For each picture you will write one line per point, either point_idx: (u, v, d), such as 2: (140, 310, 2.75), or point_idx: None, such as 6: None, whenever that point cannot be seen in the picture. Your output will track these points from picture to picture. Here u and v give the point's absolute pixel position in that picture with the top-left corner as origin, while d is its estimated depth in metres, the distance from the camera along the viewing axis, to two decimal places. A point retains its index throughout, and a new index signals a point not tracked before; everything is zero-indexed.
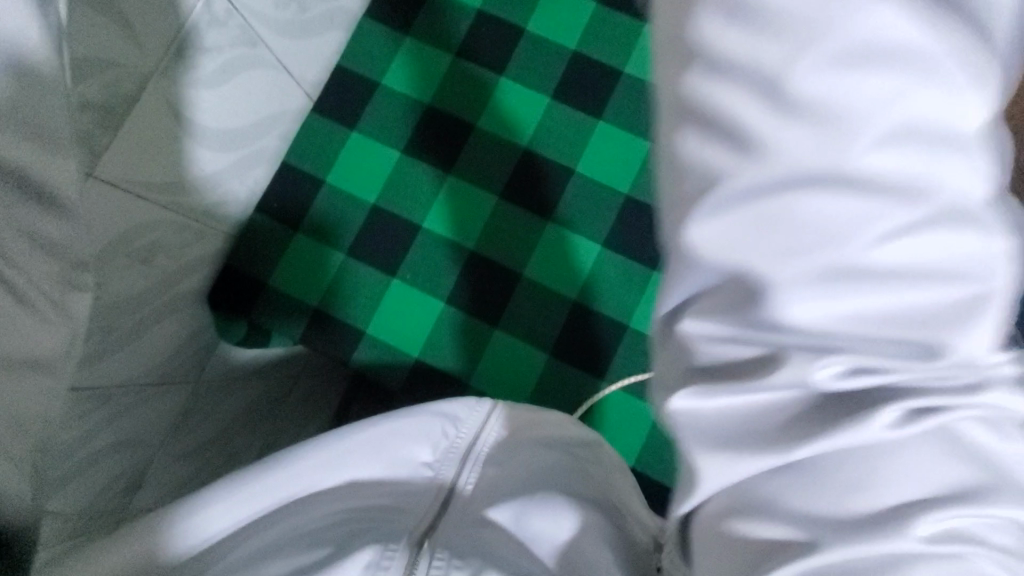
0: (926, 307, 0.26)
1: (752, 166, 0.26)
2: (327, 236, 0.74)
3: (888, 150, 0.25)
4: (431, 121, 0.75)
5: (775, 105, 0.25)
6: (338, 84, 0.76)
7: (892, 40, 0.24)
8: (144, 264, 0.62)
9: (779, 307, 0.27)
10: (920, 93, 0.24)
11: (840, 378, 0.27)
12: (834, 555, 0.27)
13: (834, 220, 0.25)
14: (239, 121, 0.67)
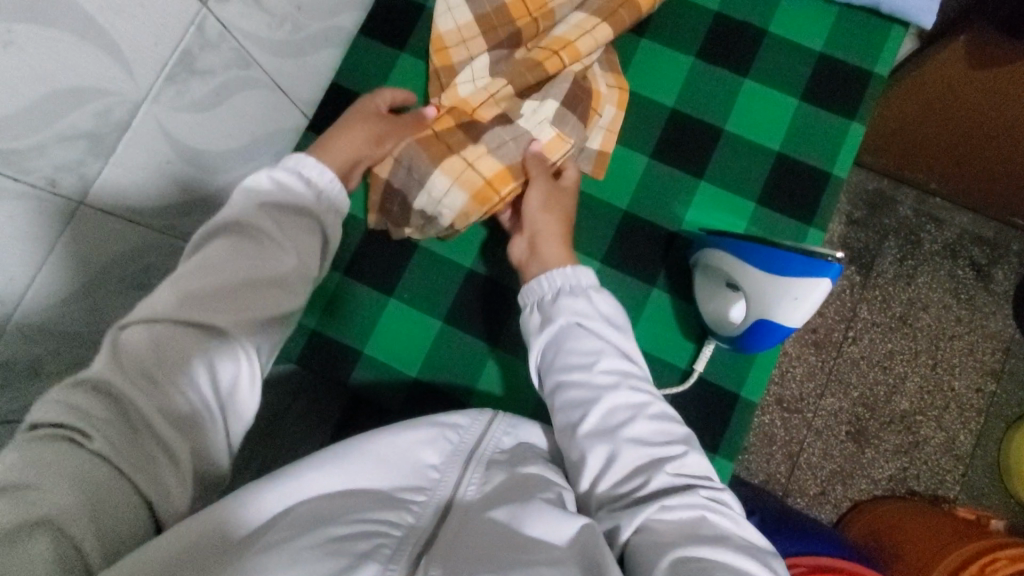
0: (671, 443, 0.56)
1: (604, 443, 0.57)
2: None
3: (646, 426, 0.57)
4: None
5: (600, 427, 0.57)
6: (333, 103, 0.76)
7: (625, 396, 0.58)
8: (138, 287, 0.61)
9: (619, 451, 0.56)
10: (646, 402, 0.59)
11: (665, 480, 0.54)
12: (706, 539, 0.50)
13: (610, 419, 0.57)
14: (235, 142, 0.66)
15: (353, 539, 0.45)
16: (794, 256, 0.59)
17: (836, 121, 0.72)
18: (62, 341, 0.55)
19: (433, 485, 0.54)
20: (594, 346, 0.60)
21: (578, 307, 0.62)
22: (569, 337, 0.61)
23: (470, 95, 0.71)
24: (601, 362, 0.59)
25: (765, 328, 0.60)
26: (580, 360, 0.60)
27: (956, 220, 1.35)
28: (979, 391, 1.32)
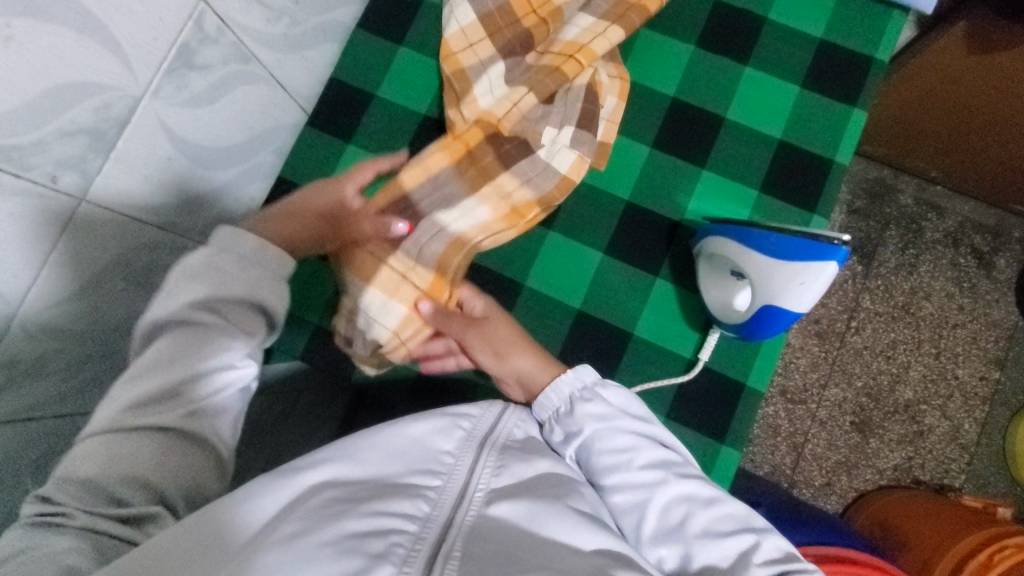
0: (735, 523, 0.56)
1: (670, 538, 0.56)
2: (324, 251, 0.74)
3: (703, 515, 0.56)
4: (427, 133, 0.75)
5: (654, 523, 0.57)
6: (331, 99, 0.76)
7: (672, 493, 0.57)
8: (139, 286, 0.61)
9: (691, 547, 0.55)
10: (692, 488, 0.57)
11: (743, 561, 0.53)
12: None
13: (669, 514, 0.56)
14: (233, 138, 0.66)
15: (367, 537, 0.44)
16: (801, 240, 0.58)
17: (839, 108, 0.72)
18: (66, 340, 0.55)
19: (447, 471, 0.53)
20: (628, 452, 0.59)
21: (595, 410, 0.61)
22: (599, 437, 0.60)
23: (494, 106, 0.70)
24: (638, 460, 0.59)
25: (772, 315, 0.59)
26: (616, 463, 0.59)
27: (958, 208, 1.35)
28: (983, 379, 1.32)
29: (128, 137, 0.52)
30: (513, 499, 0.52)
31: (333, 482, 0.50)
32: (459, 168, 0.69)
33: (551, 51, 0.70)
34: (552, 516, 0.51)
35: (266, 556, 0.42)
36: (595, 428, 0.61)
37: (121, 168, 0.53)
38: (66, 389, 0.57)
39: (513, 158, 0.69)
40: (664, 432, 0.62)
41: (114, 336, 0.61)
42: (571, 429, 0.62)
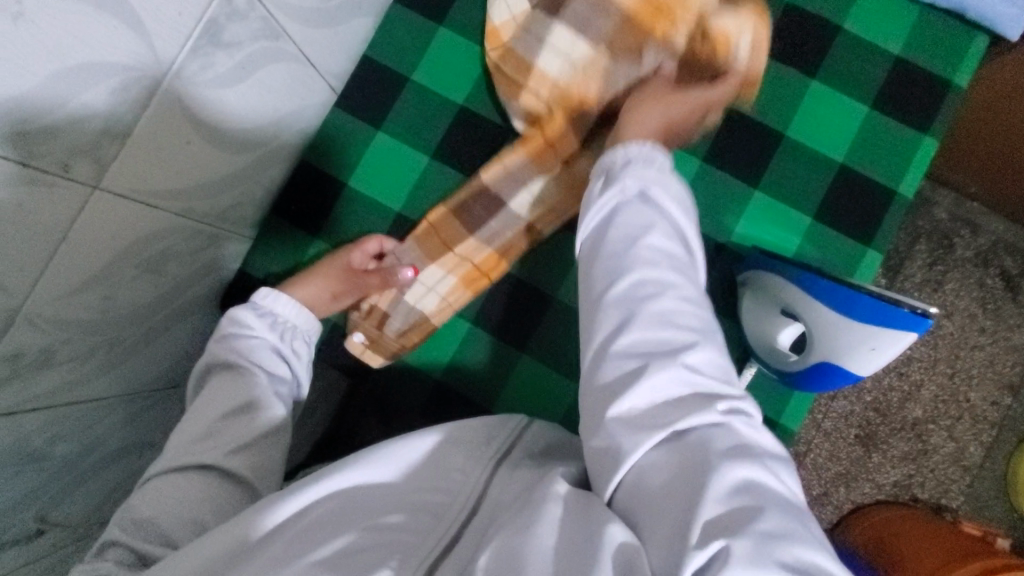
0: (697, 354, 0.50)
1: (625, 329, 0.52)
2: (346, 242, 0.70)
3: (671, 325, 0.51)
4: (463, 123, 0.70)
5: (624, 306, 0.53)
6: (363, 78, 0.70)
7: (656, 282, 0.53)
8: (153, 272, 0.58)
9: (634, 344, 0.51)
10: (681, 300, 0.52)
11: (682, 393, 0.49)
12: (728, 461, 0.45)
13: (638, 290, 0.52)
14: (258, 120, 0.61)
15: (359, 556, 0.44)
16: (875, 301, 0.55)
17: (909, 134, 0.66)
18: (74, 329, 0.52)
19: (454, 487, 0.51)
20: (642, 212, 0.55)
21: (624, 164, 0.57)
22: (620, 192, 0.57)
23: (572, 121, 0.67)
24: (649, 245, 0.54)
25: (829, 371, 0.57)
26: (630, 229, 0.54)
27: (992, 228, 1.30)
28: (994, 404, 1.30)
29: (146, 121, 0.48)
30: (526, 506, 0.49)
31: (335, 498, 0.49)
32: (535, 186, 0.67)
33: (630, 51, 0.65)
34: (546, 501, 0.47)
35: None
36: (615, 181, 0.57)
37: (135, 157, 0.49)
38: (75, 378, 0.55)
39: (590, 172, 0.66)
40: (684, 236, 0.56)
41: (125, 324, 0.58)
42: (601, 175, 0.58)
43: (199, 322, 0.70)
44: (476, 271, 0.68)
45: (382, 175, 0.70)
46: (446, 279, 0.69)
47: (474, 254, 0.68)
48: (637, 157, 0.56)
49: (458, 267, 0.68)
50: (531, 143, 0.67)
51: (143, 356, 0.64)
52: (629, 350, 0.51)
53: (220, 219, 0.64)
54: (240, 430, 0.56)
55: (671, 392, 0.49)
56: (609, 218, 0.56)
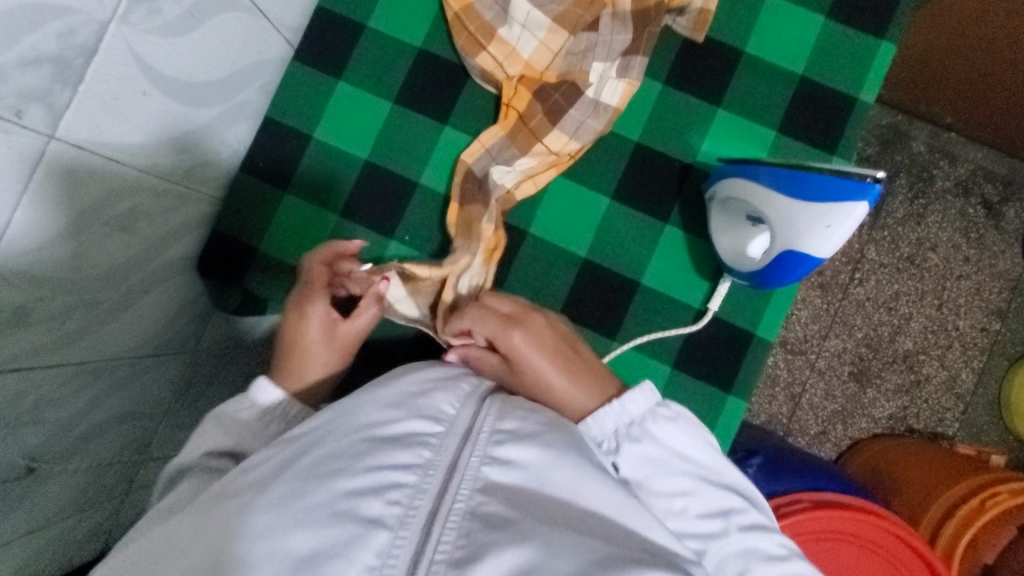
0: (739, 475, 0.58)
1: (709, 532, 0.55)
2: (316, 196, 0.71)
3: (744, 505, 0.56)
4: (422, 67, 0.70)
5: (702, 502, 0.55)
6: (319, 32, 0.71)
7: (725, 488, 0.56)
8: (124, 232, 0.58)
9: (726, 540, 0.54)
10: (738, 479, 0.58)
11: (749, 504, 0.56)
12: (796, 552, 0.56)
13: (723, 522, 0.55)
14: (215, 72, 0.61)
15: (362, 498, 0.45)
16: (836, 180, 0.53)
17: (864, 41, 0.67)
18: (48, 288, 0.52)
19: (450, 416, 0.51)
20: (692, 455, 0.57)
21: (667, 414, 0.58)
22: (664, 441, 0.57)
23: (535, 56, 0.67)
24: (694, 466, 0.57)
25: (792, 261, 0.56)
26: (675, 459, 0.56)
27: (972, 156, 1.25)
28: (983, 330, 1.25)
29: (98, 67, 0.48)
30: (524, 451, 0.50)
31: (330, 433, 0.49)
32: (511, 134, 0.67)
33: None
34: (553, 473, 0.49)
35: (259, 516, 0.44)
36: (659, 423, 0.57)
37: (89, 103, 0.48)
38: (55, 339, 0.55)
39: (562, 107, 0.66)
40: (715, 440, 0.60)
41: (101, 285, 0.58)
42: (627, 419, 0.57)
43: (177, 287, 0.71)
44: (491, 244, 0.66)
45: (347, 127, 0.70)
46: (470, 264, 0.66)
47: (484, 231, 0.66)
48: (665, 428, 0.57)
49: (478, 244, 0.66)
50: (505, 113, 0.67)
51: (125, 321, 0.64)
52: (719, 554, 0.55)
53: (187, 177, 0.64)
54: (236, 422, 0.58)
55: (748, 508, 0.56)
56: (653, 450, 0.57)
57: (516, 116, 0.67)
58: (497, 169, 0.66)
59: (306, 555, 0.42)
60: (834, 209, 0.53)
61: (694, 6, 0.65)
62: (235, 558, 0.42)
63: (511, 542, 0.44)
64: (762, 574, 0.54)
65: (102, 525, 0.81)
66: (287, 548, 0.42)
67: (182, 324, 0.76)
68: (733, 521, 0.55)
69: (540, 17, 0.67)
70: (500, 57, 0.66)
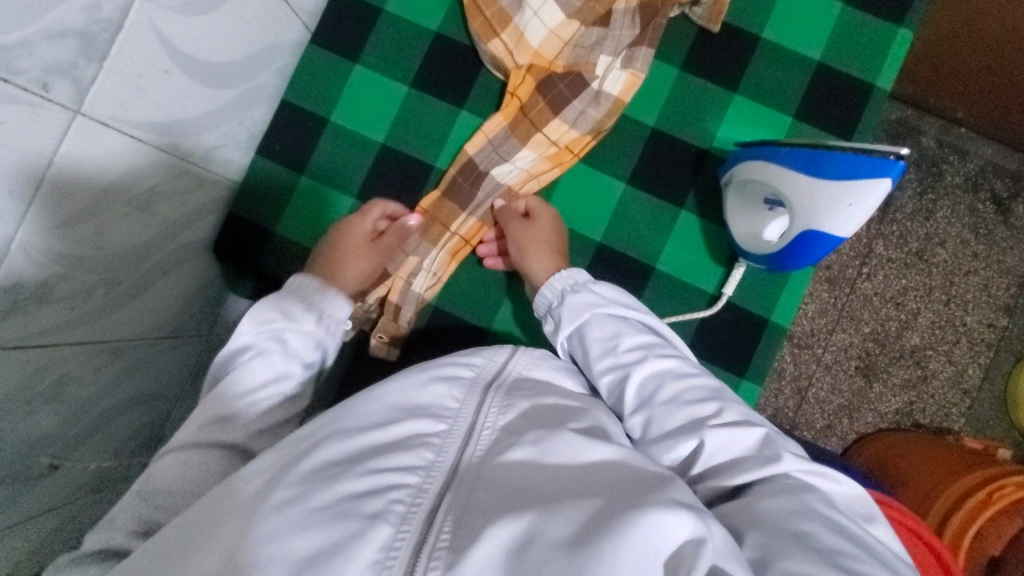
0: (683, 354, 0.58)
1: (646, 406, 0.56)
2: (332, 180, 0.71)
3: (683, 380, 0.56)
4: (439, 52, 0.70)
5: (638, 378, 0.57)
6: (336, 16, 0.71)
7: (663, 362, 0.57)
8: (144, 211, 0.58)
9: (661, 413, 0.55)
10: (681, 357, 0.58)
11: (689, 380, 0.56)
12: (751, 432, 0.52)
13: (653, 392, 0.56)
14: (234, 53, 0.61)
15: (364, 498, 0.44)
16: (854, 157, 0.53)
17: (882, 28, 0.67)
18: (71, 264, 0.52)
19: (452, 416, 0.52)
20: (627, 333, 0.59)
21: (603, 299, 0.62)
22: (599, 324, 0.61)
23: (543, 46, 0.67)
24: (630, 342, 0.59)
25: (808, 243, 0.56)
26: (609, 338, 0.60)
27: (983, 149, 1.25)
28: (991, 325, 1.25)
29: (122, 43, 0.48)
30: (520, 435, 0.50)
31: (332, 438, 0.49)
32: (512, 125, 0.67)
33: None
34: (558, 452, 0.48)
35: (262, 521, 0.43)
36: (594, 305, 0.61)
37: (112, 80, 0.49)
38: (77, 317, 0.56)
39: (566, 98, 0.66)
40: (659, 329, 0.61)
41: (122, 264, 0.59)
42: (568, 305, 0.62)
43: (194, 270, 0.71)
44: (463, 241, 0.70)
45: (363, 111, 0.71)
46: (438, 256, 0.69)
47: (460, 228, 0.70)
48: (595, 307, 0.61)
49: (448, 241, 0.69)
50: (507, 107, 0.67)
51: (144, 302, 0.65)
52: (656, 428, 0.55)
53: (204, 160, 0.64)
54: None
55: (686, 381, 0.56)
56: (589, 330, 0.61)
57: (517, 109, 0.67)
58: (500, 167, 0.68)
59: (310, 553, 0.41)
60: (855, 185, 0.53)
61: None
62: (245, 556, 0.41)
63: (512, 517, 0.43)
64: (681, 407, 0.54)
65: None
66: (291, 548, 0.41)
67: (198, 307, 0.77)
68: (652, 352, 0.57)
69: (553, 10, 0.66)
70: (509, 47, 0.66)
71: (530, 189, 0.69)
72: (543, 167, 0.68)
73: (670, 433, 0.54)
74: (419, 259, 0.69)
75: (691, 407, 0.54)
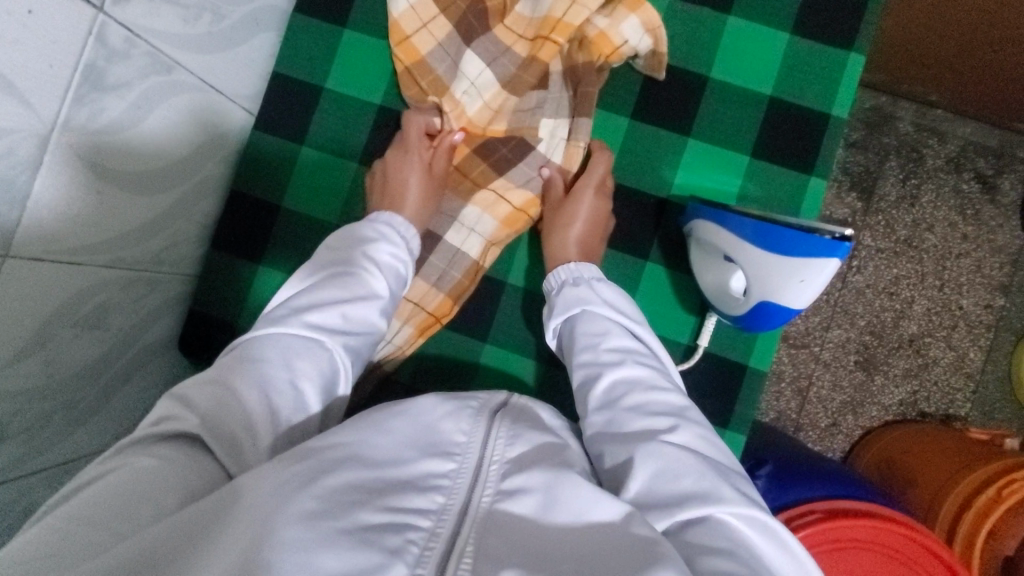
0: (674, 404, 0.49)
1: (611, 404, 0.50)
2: (290, 263, 0.70)
3: (661, 419, 0.48)
4: (385, 122, 0.69)
5: (613, 395, 0.51)
6: (277, 97, 0.70)
7: (649, 405, 0.49)
8: (95, 328, 0.57)
9: (617, 430, 0.48)
10: (673, 406, 0.49)
11: (671, 437, 0.46)
12: (725, 516, 0.42)
13: (613, 393, 0.51)
14: (172, 155, 0.60)
15: (383, 531, 0.37)
16: (797, 233, 0.52)
17: (833, 55, 0.65)
18: (23, 399, 0.51)
19: (461, 455, 0.45)
20: (620, 363, 0.52)
21: (598, 321, 0.56)
22: (583, 317, 0.57)
23: (482, 113, 0.67)
24: (613, 347, 0.53)
25: (764, 311, 0.56)
26: (588, 330, 0.55)
27: (960, 131, 1.21)
28: (988, 307, 1.21)
29: (46, 179, 0.47)
30: (529, 479, 0.43)
31: (348, 459, 0.41)
32: (454, 188, 0.68)
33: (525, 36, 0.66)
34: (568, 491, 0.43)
35: (279, 535, 0.34)
36: (588, 327, 0.56)
37: (41, 221, 0.47)
38: (36, 447, 0.55)
39: (510, 160, 0.67)
40: (663, 369, 0.53)
41: (79, 383, 0.58)
42: (559, 312, 0.59)
43: (159, 368, 0.71)
44: (431, 317, 0.67)
45: (315, 191, 0.70)
46: (403, 330, 0.67)
47: (428, 301, 0.67)
48: (585, 280, 0.58)
49: (414, 315, 0.67)
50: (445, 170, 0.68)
51: (108, 413, 0.64)
52: (609, 421, 0.49)
53: (155, 262, 0.63)
54: None
55: (661, 421, 0.48)
56: (577, 335, 0.56)
57: (456, 172, 0.68)
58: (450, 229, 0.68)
59: None
60: (807, 261, 0.52)
61: (646, 47, 0.64)
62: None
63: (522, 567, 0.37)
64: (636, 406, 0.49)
65: None
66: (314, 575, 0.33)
67: None
68: (631, 358, 0.52)
69: (490, 79, 0.67)
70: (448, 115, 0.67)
71: (488, 256, 0.68)
72: (501, 234, 0.67)
73: (616, 427, 0.48)
74: None
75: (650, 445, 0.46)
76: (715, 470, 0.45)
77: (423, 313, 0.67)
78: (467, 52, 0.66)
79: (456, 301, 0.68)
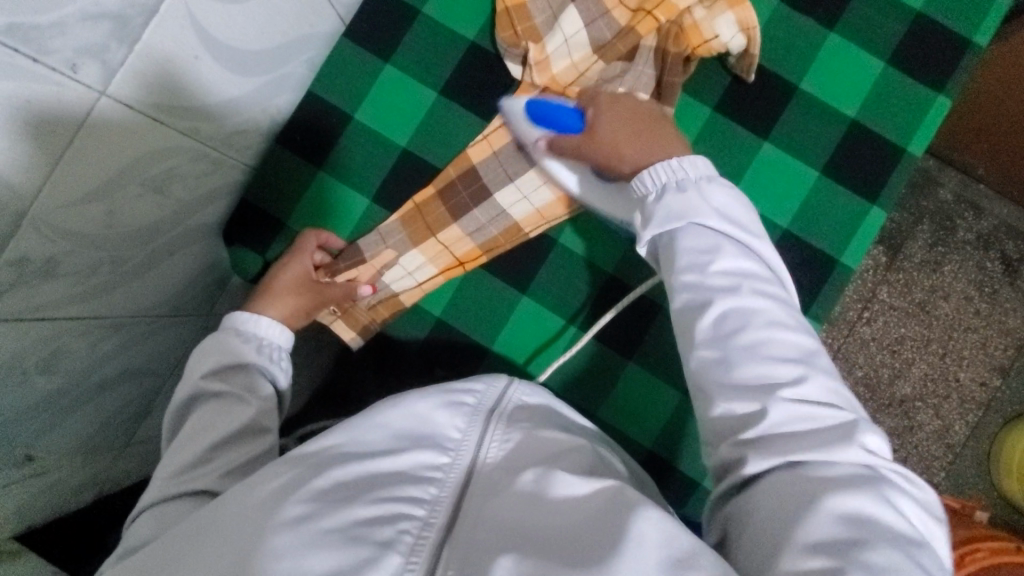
0: (780, 336, 0.50)
1: (741, 372, 0.49)
2: (350, 177, 0.70)
3: (788, 417, 0.47)
4: (473, 60, 0.69)
5: (750, 343, 0.50)
6: (372, 12, 0.70)
7: (800, 408, 0.47)
8: (158, 193, 0.58)
9: (725, 394, 0.49)
10: (810, 405, 0.48)
11: (800, 418, 0.47)
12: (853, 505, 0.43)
13: (725, 326, 0.50)
14: (265, 42, 0.60)
15: (374, 525, 0.41)
16: None
17: (921, 93, 0.66)
18: (79, 241, 0.51)
19: (454, 447, 0.48)
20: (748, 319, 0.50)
21: (706, 240, 0.54)
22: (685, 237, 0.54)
23: (562, 72, 0.67)
24: (715, 264, 0.52)
25: None
26: (693, 255, 0.53)
27: (998, 211, 1.18)
28: (983, 384, 1.18)
29: (157, 28, 0.47)
30: (520, 472, 0.46)
31: (341, 455, 0.46)
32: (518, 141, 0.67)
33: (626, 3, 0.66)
34: (561, 483, 0.45)
35: (273, 537, 0.39)
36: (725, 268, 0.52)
37: (140, 67, 0.48)
38: (79, 293, 0.55)
39: None
40: (782, 324, 0.51)
41: (132, 243, 0.58)
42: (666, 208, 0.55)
43: (200, 252, 0.71)
44: (456, 261, 0.69)
45: (389, 112, 0.70)
46: (427, 266, 0.69)
47: (456, 246, 0.69)
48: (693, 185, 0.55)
49: (440, 256, 0.69)
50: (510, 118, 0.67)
51: (147, 281, 0.64)
52: (751, 397, 0.48)
53: (224, 143, 0.64)
54: (236, 400, 0.56)
55: (795, 423, 0.47)
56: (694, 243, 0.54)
57: None
58: (501, 184, 0.67)
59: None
60: None
61: (738, 46, 0.64)
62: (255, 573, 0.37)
63: (516, 550, 0.40)
64: (855, 494, 0.43)
65: (98, 475, 0.81)
66: (306, 567, 0.38)
67: (201, 288, 0.76)
68: (749, 282, 0.52)
69: (584, 40, 0.67)
70: (529, 67, 0.67)
71: (536, 230, 0.68)
72: (553, 208, 0.67)
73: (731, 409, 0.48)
74: (398, 254, 0.69)
75: (891, 552, 0.41)
76: (858, 450, 0.46)
77: (446, 259, 0.69)
78: (569, 7, 0.66)
79: (486, 254, 0.69)
